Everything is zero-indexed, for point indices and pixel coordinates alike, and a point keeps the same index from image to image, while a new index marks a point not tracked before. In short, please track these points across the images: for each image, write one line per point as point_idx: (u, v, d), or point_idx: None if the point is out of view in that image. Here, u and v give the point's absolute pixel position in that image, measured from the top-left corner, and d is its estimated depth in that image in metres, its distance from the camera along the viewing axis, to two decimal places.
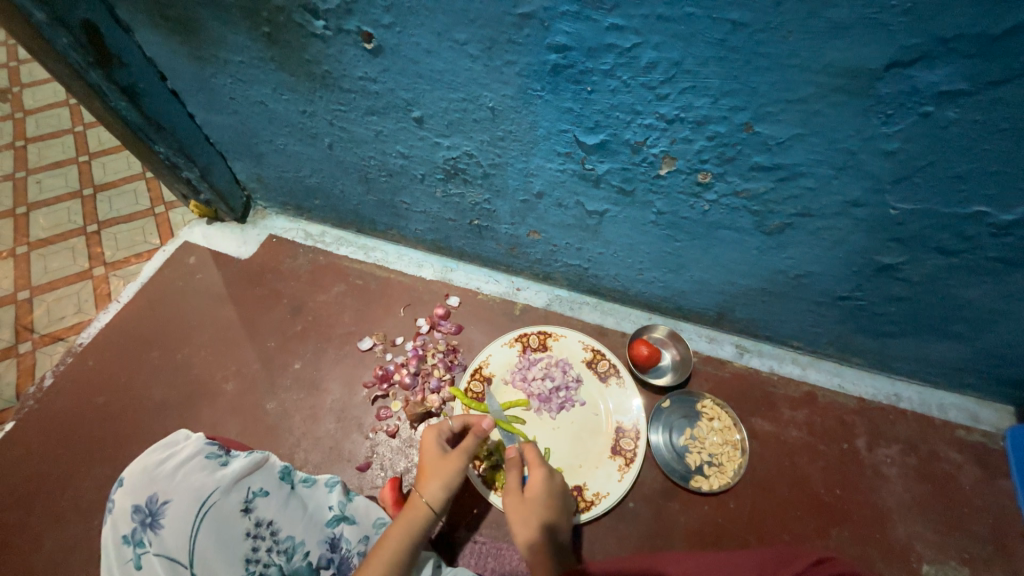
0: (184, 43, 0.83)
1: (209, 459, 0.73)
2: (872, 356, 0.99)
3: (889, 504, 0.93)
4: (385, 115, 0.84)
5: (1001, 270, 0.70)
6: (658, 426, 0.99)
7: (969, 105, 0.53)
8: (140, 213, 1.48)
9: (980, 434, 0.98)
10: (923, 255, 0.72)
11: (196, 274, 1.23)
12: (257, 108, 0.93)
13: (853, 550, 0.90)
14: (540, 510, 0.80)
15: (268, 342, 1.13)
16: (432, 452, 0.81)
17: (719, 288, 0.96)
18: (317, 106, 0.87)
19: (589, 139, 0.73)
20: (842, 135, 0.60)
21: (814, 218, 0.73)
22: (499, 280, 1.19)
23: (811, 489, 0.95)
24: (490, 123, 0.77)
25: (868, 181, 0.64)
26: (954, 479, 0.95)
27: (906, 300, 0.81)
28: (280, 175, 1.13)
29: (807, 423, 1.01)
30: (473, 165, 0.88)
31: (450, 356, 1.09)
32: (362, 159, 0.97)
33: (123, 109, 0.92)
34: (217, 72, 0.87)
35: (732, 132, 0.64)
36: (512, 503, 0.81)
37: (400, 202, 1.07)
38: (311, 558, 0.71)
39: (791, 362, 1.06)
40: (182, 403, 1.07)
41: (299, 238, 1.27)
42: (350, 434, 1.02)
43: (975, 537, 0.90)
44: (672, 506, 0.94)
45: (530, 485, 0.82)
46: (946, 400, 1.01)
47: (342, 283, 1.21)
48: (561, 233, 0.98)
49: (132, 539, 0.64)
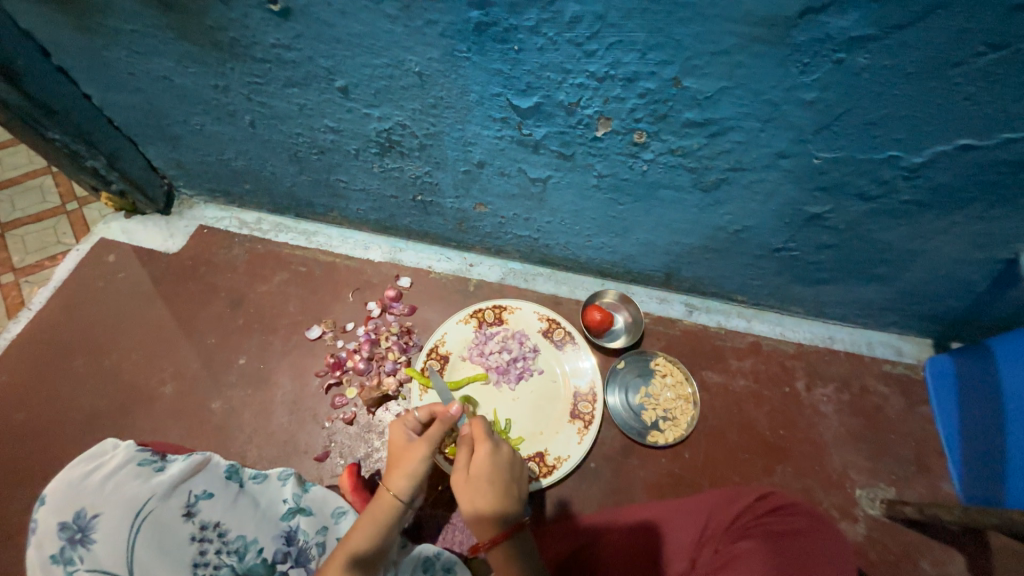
0: (62, 11, 0.73)
1: (142, 466, 0.67)
2: (808, 304, 1.05)
3: (826, 437, 1.01)
4: (307, 86, 0.78)
5: (915, 212, 0.74)
6: (614, 388, 1.02)
7: (878, 50, 0.54)
8: (50, 211, 1.34)
9: (903, 366, 1.07)
10: (845, 202, 0.75)
11: (119, 273, 1.13)
12: (162, 84, 0.84)
13: (795, 483, 0.97)
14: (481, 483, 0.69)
15: (207, 339, 1.07)
16: (398, 443, 0.74)
17: (665, 249, 0.98)
18: (230, 79, 0.80)
19: (522, 103, 0.71)
20: (765, 86, 0.61)
21: (746, 172, 0.74)
22: (451, 257, 1.17)
23: (757, 432, 1.01)
24: (419, 89, 0.73)
25: (792, 132, 0.66)
26: (881, 410, 1.03)
27: (834, 247, 0.86)
28: (201, 159, 1.04)
29: (752, 371, 1.06)
30: (408, 137, 0.83)
31: (404, 338, 1.06)
32: (289, 136, 0.91)
33: (1, 90, 0.81)
34: (109, 45, 0.78)
35: (662, 89, 0.64)
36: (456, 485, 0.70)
37: (337, 181, 1.01)
38: (265, 555, 0.68)
39: (736, 316, 1.11)
40: (117, 412, 1.00)
41: (233, 227, 1.19)
42: (306, 426, 0.99)
43: (900, 459, 0.99)
44: (631, 461, 0.98)
45: (472, 471, 0.70)
46: (874, 338, 1.09)
47: (285, 271, 1.14)
48: (507, 204, 0.96)
49: (59, 559, 0.57)
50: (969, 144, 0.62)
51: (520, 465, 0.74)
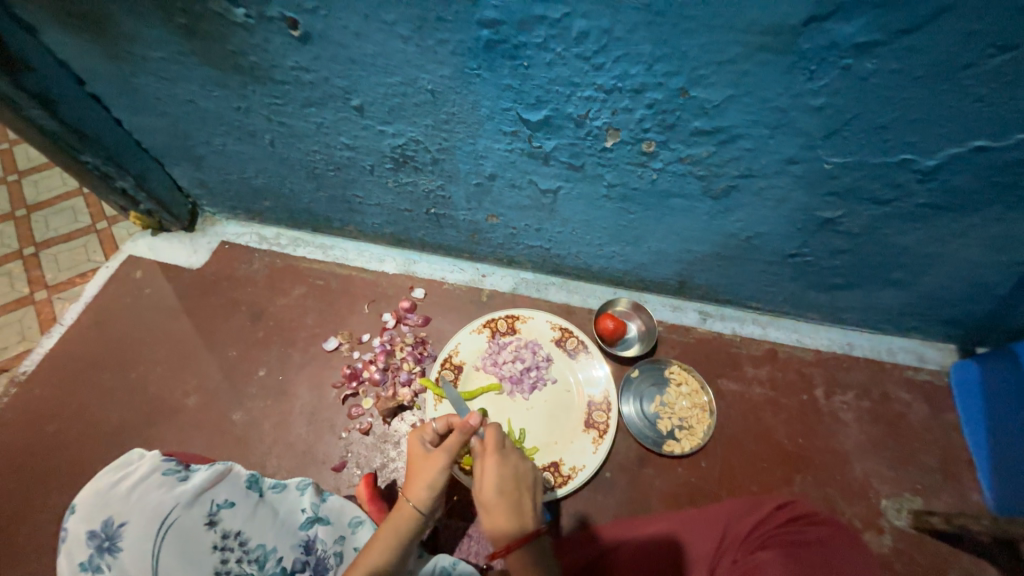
0: (97, 42, 0.78)
1: (166, 476, 0.69)
2: (825, 310, 1.04)
3: (849, 446, 0.98)
4: (324, 105, 0.81)
5: (930, 215, 0.73)
6: (629, 397, 1.01)
7: (885, 55, 0.55)
8: (81, 230, 1.40)
9: (927, 372, 1.04)
10: (858, 206, 0.75)
11: (145, 289, 1.18)
12: (188, 108, 0.89)
13: (817, 493, 0.94)
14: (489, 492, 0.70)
15: (228, 352, 1.10)
16: (417, 454, 0.76)
17: (676, 257, 0.98)
18: (251, 101, 0.83)
19: (532, 116, 0.72)
20: (772, 93, 0.61)
21: (756, 179, 0.74)
22: (464, 268, 1.18)
23: (776, 441, 0.99)
24: (432, 106, 0.76)
25: (801, 138, 0.66)
26: (905, 418, 1.00)
27: (849, 252, 0.85)
28: (223, 178, 1.08)
29: (769, 379, 1.05)
30: (421, 152, 0.86)
31: (418, 348, 1.08)
32: (307, 154, 0.94)
33: (38, 117, 0.86)
34: (139, 72, 0.83)
35: (669, 99, 0.65)
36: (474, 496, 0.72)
37: (353, 196, 1.04)
38: (284, 564, 0.68)
39: (751, 323, 1.10)
40: (143, 423, 1.03)
41: (253, 242, 1.23)
42: (323, 436, 1.00)
43: (927, 469, 0.96)
44: (647, 471, 0.97)
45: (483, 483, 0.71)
46: (895, 343, 1.07)
47: (302, 285, 1.17)
48: (519, 215, 0.97)
49: (88, 566, 0.58)
50: (984, 145, 0.61)
51: (534, 475, 0.75)
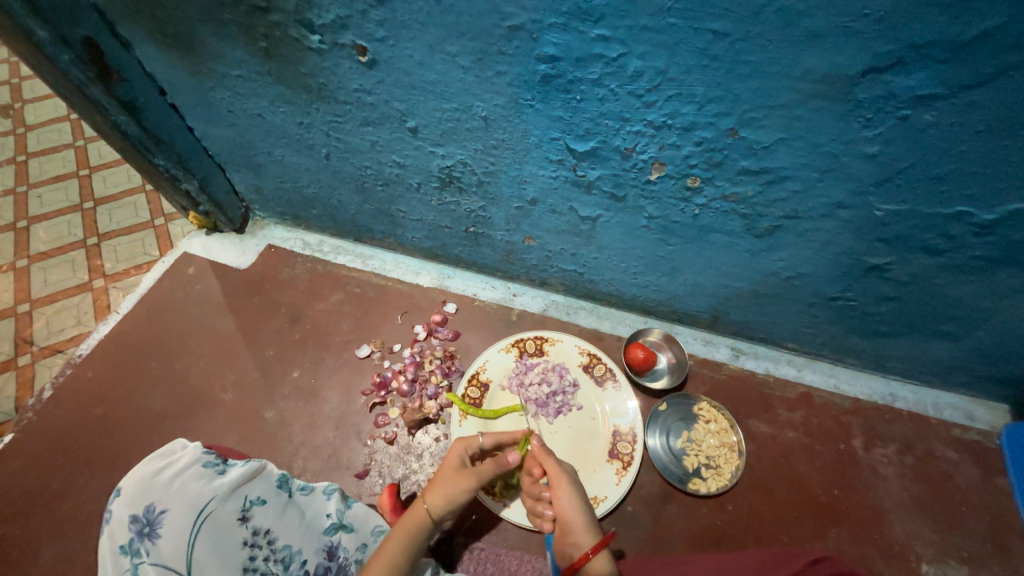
0: (183, 58, 0.85)
1: (206, 468, 0.71)
2: (865, 357, 1.00)
3: (888, 503, 0.93)
4: (381, 125, 0.85)
5: (987, 269, 0.71)
6: (655, 430, 1.00)
7: (945, 108, 0.54)
8: (140, 225, 1.49)
9: (976, 432, 0.99)
10: (909, 255, 0.73)
11: (195, 284, 1.24)
12: (255, 120, 0.95)
13: (851, 551, 0.90)
14: (574, 489, 0.81)
15: (266, 351, 1.14)
16: (452, 465, 0.80)
17: (712, 291, 0.98)
18: (314, 117, 0.89)
19: (579, 146, 0.74)
20: (824, 139, 0.61)
21: (802, 220, 0.74)
22: (496, 286, 1.20)
23: (809, 490, 0.95)
24: (483, 131, 0.79)
25: (852, 183, 0.66)
26: (951, 478, 0.95)
27: (896, 300, 0.82)
28: (278, 186, 1.14)
29: (804, 424, 1.01)
30: (467, 173, 0.89)
31: (447, 362, 1.09)
32: (359, 169, 0.99)
33: (123, 123, 0.93)
34: (216, 86, 0.89)
35: (718, 138, 0.65)
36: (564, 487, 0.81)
37: (397, 210, 1.08)
38: (308, 567, 0.69)
39: (786, 364, 1.07)
40: (182, 413, 1.08)
41: (297, 247, 1.28)
42: (348, 442, 1.02)
43: (974, 536, 0.90)
44: (670, 509, 0.94)
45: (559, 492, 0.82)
46: (942, 398, 1.02)
47: (340, 291, 1.22)
48: (556, 239, 0.99)
49: (129, 549, 0.62)
50: None
51: None
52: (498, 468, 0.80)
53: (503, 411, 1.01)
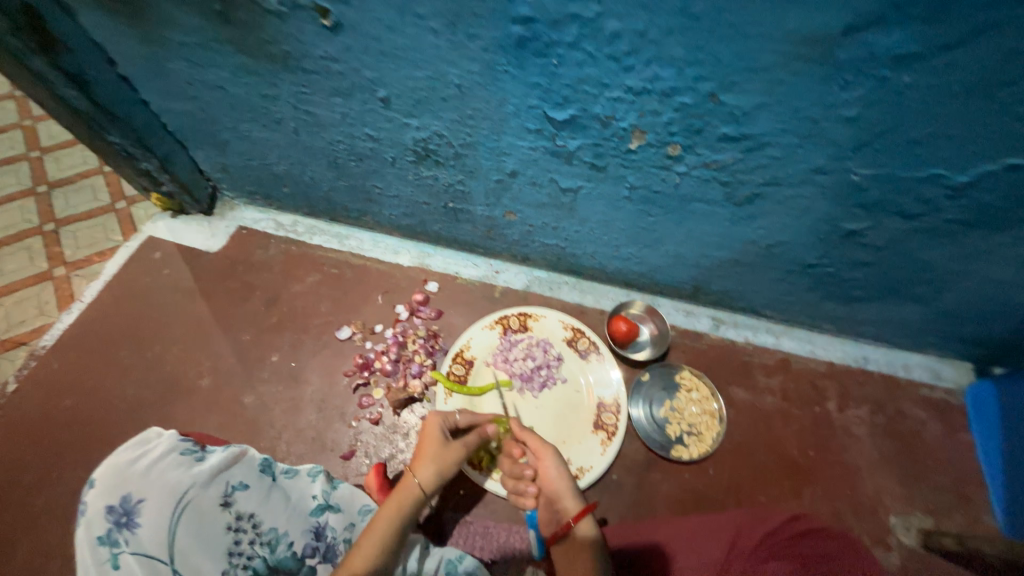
0: (130, 24, 0.78)
1: (184, 456, 0.69)
2: (840, 322, 1.03)
3: (859, 461, 0.98)
4: (350, 96, 0.81)
5: (957, 232, 0.72)
6: (638, 400, 1.02)
7: (923, 70, 0.54)
8: (100, 209, 1.41)
9: (942, 390, 1.03)
10: (885, 219, 0.74)
11: (162, 269, 1.19)
12: (215, 93, 0.89)
13: (824, 507, 0.94)
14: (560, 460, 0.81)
15: (242, 335, 1.11)
16: (433, 437, 0.80)
17: (694, 262, 0.98)
18: (278, 88, 0.84)
19: (558, 115, 0.72)
20: (804, 103, 0.61)
21: (781, 187, 0.74)
22: (478, 263, 1.19)
23: (786, 451, 0.99)
24: (459, 101, 0.76)
25: (831, 148, 0.65)
26: (918, 435, 0.99)
27: (870, 265, 0.84)
28: (245, 163, 1.09)
29: (781, 389, 1.04)
30: (444, 146, 0.86)
31: (430, 341, 1.08)
32: (330, 143, 0.95)
33: (71, 96, 0.87)
34: (169, 55, 0.83)
35: (699, 104, 0.64)
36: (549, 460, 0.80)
37: (372, 187, 1.04)
38: (295, 549, 0.69)
39: (765, 332, 1.09)
40: (157, 402, 1.05)
41: (270, 228, 1.24)
42: (333, 424, 1.02)
43: (937, 487, 0.95)
44: (654, 475, 0.97)
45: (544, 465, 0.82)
46: (911, 360, 1.06)
47: (317, 272, 1.18)
48: (537, 213, 0.97)
49: (106, 539, 0.60)
50: (1019, 164, 0.60)
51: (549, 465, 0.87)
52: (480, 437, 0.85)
53: (489, 387, 1.00)
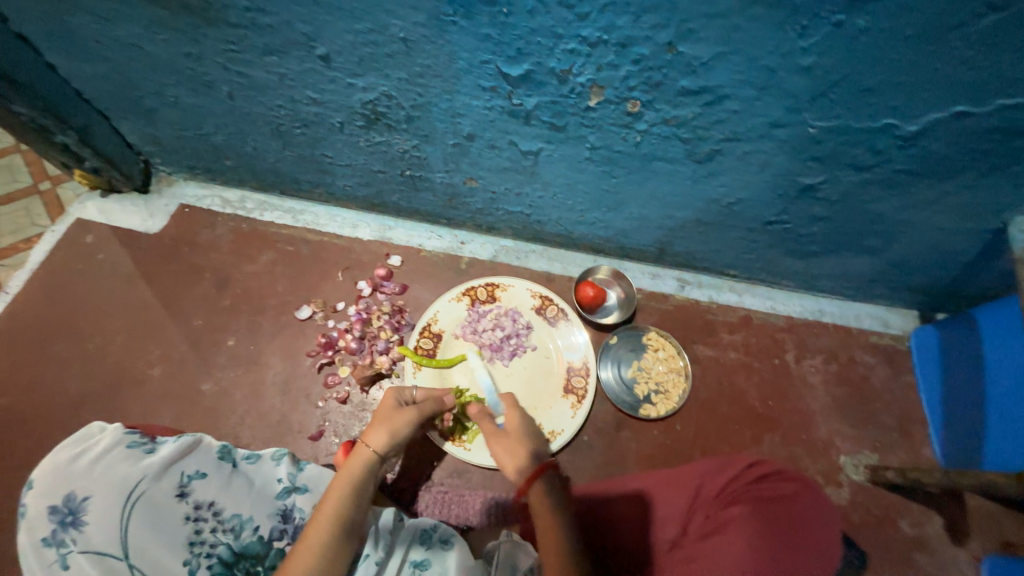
0: None
1: (131, 449, 0.64)
2: (798, 277, 1.06)
3: (814, 407, 1.03)
4: (286, 54, 0.74)
5: (907, 182, 0.74)
6: (607, 362, 1.03)
7: (877, 13, 0.53)
8: (21, 191, 1.28)
9: (890, 337, 1.09)
10: (839, 173, 0.75)
11: (97, 254, 1.11)
12: (131, 53, 0.80)
13: (782, 452, 0.99)
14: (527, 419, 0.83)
15: (194, 321, 1.05)
16: (388, 406, 0.79)
17: (658, 224, 0.98)
18: (204, 47, 0.76)
19: (512, 70, 0.68)
20: (762, 51, 0.59)
21: (740, 143, 0.73)
22: (442, 234, 1.15)
23: (747, 403, 1.03)
24: (406, 56, 0.70)
25: (788, 100, 0.64)
26: (867, 380, 1.05)
27: (826, 220, 0.86)
28: (178, 134, 1.00)
29: (743, 344, 1.08)
30: (394, 108, 0.81)
31: (396, 317, 1.05)
32: (270, 109, 0.87)
33: None
34: (70, 9, 0.73)
35: (656, 55, 0.61)
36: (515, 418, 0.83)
37: (322, 156, 0.98)
38: (261, 533, 0.68)
39: (728, 290, 1.12)
40: (105, 395, 0.99)
41: (216, 206, 1.15)
42: (298, 405, 0.99)
43: (883, 427, 1.02)
44: (623, 434, 1.00)
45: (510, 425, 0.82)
46: (863, 310, 1.11)
47: (271, 251, 1.12)
48: (498, 178, 0.93)
49: (52, 540, 0.56)
50: (964, 111, 0.61)
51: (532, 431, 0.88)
52: (437, 405, 0.82)
53: (459, 359, 0.99)
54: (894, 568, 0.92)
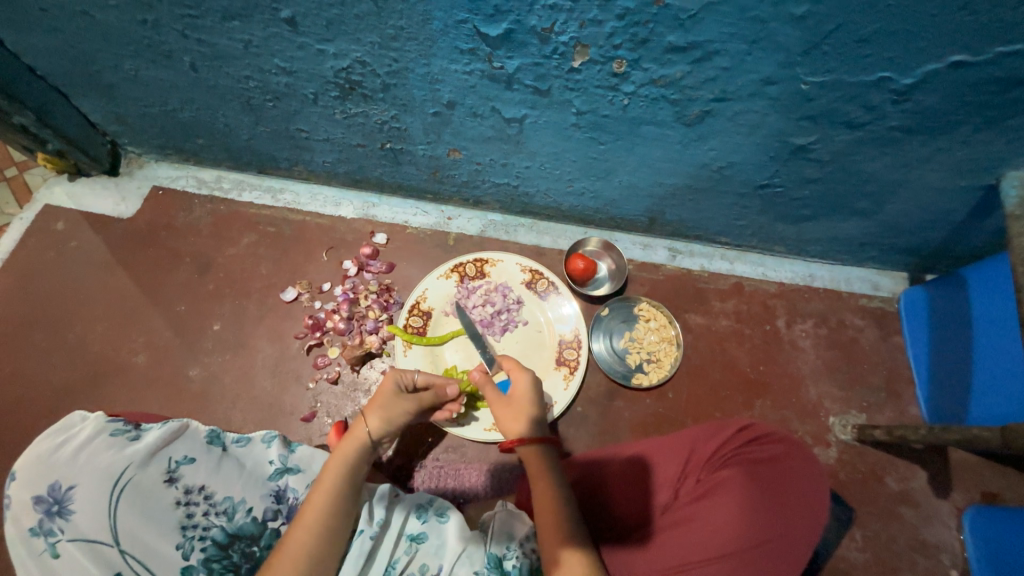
0: None
1: (115, 437, 0.63)
2: (789, 242, 1.05)
3: (804, 371, 1.04)
4: (249, 18, 0.69)
5: (901, 139, 0.72)
6: (599, 334, 1.03)
7: None
8: None
9: (880, 300, 1.09)
10: (832, 131, 0.72)
11: (69, 242, 1.07)
12: (81, 21, 0.74)
13: (772, 415, 1.01)
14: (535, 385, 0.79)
15: (177, 307, 1.03)
16: (387, 390, 0.76)
17: (647, 192, 0.95)
18: (158, 12, 0.70)
19: (491, 30, 0.64)
20: (753, 1, 0.55)
21: (731, 102, 0.70)
22: (428, 210, 1.12)
23: (739, 370, 1.04)
24: (377, 18, 0.66)
25: (780, 54, 0.61)
26: (857, 342, 1.06)
27: (819, 182, 0.84)
28: (143, 111, 0.95)
29: (735, 311, 1.07)
30: (369, 76, 0.76)
31: (384, 296, 1.04)
32: (238, 81, 0.83)
33: None
34: None
35: (643, 8, 0.57)
36: (523, 384, 0.79)
37: (298, 130, 0.93)
38: (255, 514, 0.68)
39: (719, 258, 1.11)
40: (89, 385, 0.98)
41: (191, 187, 1.11)
42: (290, 388, 0.98)
43: (872, 388, 1.03)
44: (616, 404, 1.00)
45: (516, 392, 0.78)
46: (853, 274, 1.10)
47: (252, 233, 1.09)
48: (483, 148, 0.90)
49: (40, 530, 0.56)
50: (962, 61, 0.58)
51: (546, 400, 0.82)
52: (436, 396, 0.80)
53: (450, 335, 0.98)
54: (879, 522, 0.95)
